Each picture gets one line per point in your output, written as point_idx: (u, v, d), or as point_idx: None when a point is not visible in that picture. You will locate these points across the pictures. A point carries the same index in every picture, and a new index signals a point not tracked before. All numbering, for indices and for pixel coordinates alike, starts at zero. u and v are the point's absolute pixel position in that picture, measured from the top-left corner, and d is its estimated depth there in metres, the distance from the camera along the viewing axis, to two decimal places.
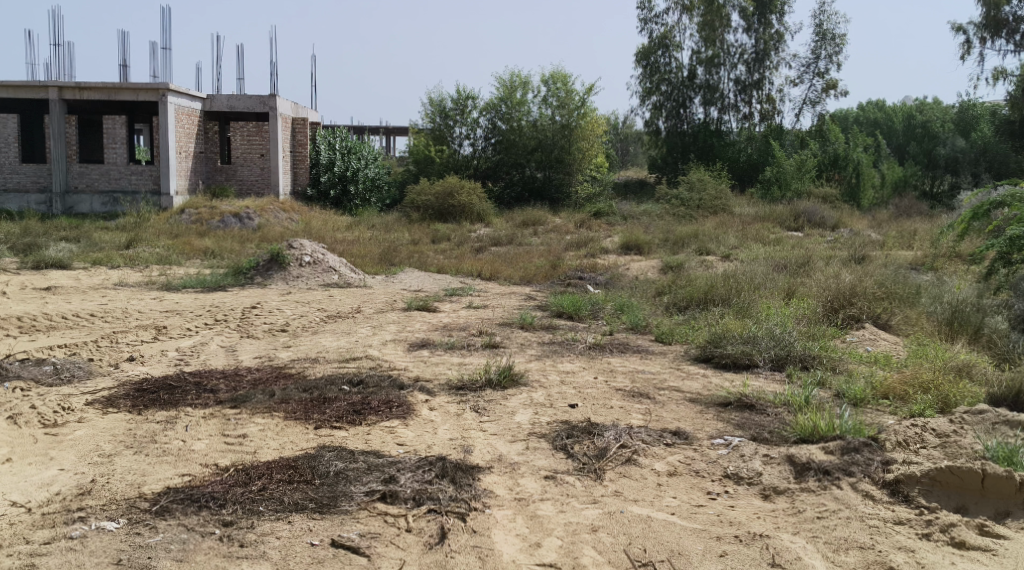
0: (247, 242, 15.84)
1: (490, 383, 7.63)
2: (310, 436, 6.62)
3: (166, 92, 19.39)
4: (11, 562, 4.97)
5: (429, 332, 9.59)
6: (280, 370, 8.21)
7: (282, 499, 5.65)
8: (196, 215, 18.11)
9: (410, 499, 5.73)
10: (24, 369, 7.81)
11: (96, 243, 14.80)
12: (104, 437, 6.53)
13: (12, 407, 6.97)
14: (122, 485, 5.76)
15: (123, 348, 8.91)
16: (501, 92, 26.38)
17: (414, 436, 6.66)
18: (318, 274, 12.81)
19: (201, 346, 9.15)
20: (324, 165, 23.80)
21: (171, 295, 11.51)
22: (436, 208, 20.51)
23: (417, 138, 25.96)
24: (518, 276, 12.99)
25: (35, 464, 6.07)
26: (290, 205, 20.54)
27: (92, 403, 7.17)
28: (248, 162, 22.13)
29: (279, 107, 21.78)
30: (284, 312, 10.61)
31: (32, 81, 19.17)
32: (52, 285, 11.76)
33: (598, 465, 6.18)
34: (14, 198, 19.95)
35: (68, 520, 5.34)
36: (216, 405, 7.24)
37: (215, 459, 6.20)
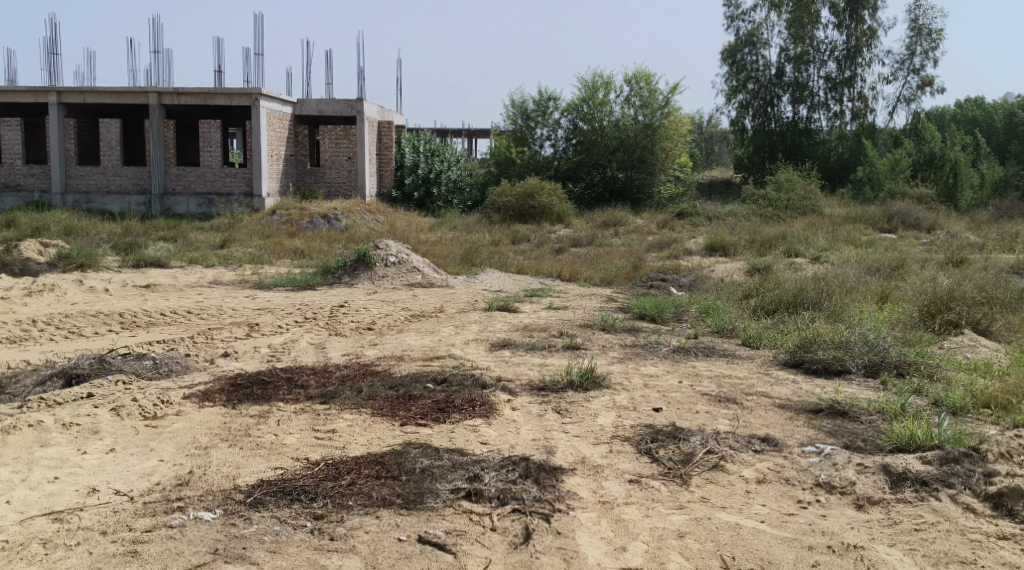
0: (334, 242, 16.15)
1: (572, 384, 7.62)
2: (396, 432, 6.70)
3: (258, 96, 19.85)
4: (115, 548, 5.14)
5: (511, 332, 9.62)
6: (367, 367, 8.35)
7: (370, 494, 5.74)
8: (286, 216, 18.53)
9: (494, 498, 5.77)
10: (125, 363, 8.08)
11: (192, 243, 15.26)
12: (201, 429, 6.73)
13: (115, 400, 7.22)
14: (218, 476, 5.93)
15: (218, 344, 9.16)
16: (583, 92, 26.32)
17: (497, 436, 6.69)
18: (402, 274, 12.97)
19: (291, 343, 9.35)
20: (408, 168, 24.19)
21: (262, 293, 11.79)
22: (517, 209, 20.54)
23: (498, 140, 26.33)
24: (599, 277, 12.96)
25: (137, 454, 6.29)
26: (376, 206, 20.84)
27: (190, 397, 7.39)
28: (336, 165, 22.51)
29: (366, 111, 21.98)
30: (370, 311, 10.78)
31: (133, 87, 19.85)
32: (151, 283, 12.16)
33: (684, 470, 6.12)
34: (116, 200, 20.72)
35: (167, 509, 5.52)
36: (306, 400, 7.40)
37: (306, 453, 6.33)
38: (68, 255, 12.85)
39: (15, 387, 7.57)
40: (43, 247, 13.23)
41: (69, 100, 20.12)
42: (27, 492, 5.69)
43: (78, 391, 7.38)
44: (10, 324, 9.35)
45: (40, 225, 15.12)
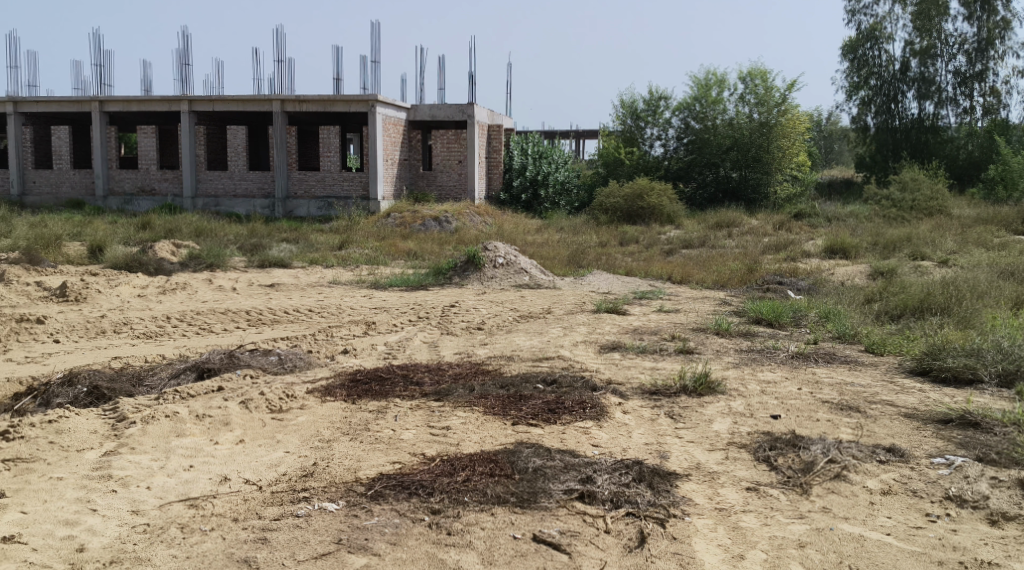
0: (445, 243, 16.41)
1: (686, 389, 7.51)
2: (509, 432, 6.75)
3: (375, 102, 20.29)
4: (246, 534, 5.32)
5: (622, 334, 9.56)
6: (478, 366, 8.43)
7: (486, 491, 5.80)
8: (400, 219, 18.86)
9: (608, 500, 5.75)
10: (252, 358, 8.38)
11: (312, 244, 15.71)
12: (323, 423, 6.94)
13: (243, 393, 7.50)
14: (340, 469, 6.09)
15: (337, 341, 9.41)
16: (696, 91, 26.10)
17: (609, 438, 6.66)
18: (510, 275, 13.04)
19: (405, 341, 9.51)
20: (517, 170, 24.28)
21: (378, 293, 12.02)
22: (625, 210, 20.42)
23: (607, 141, 26.18)
24: (712, 280, 12.77)
25: (265, 446, 6.52)
26: (486, 209, 21.05)
27: (313, 391, 7.63)
28: (447, 169, 22.80)
29: (477, 115, 22.14)
30: (480, 311, 10.89)
31: (258, 95, 20.56)
32: (274, 282, 12.57)
33: (805, 480, 5.97)
34: (242, 203, 21.53)
35: (294, 499, 5.70)
36: (421, 397, 7.52)
37: (422, 449, 6.43)
38: (198, 255, 13.40)
39: (152, 379, 7.92)
40: (176, 248, 13.83)
41: (199, 109, 20.98)
42: (165, 479, 5.95)
43: (210, 384, 7.68)
44: (146, 320, 9.79)
45: (173, 227, 15.80)
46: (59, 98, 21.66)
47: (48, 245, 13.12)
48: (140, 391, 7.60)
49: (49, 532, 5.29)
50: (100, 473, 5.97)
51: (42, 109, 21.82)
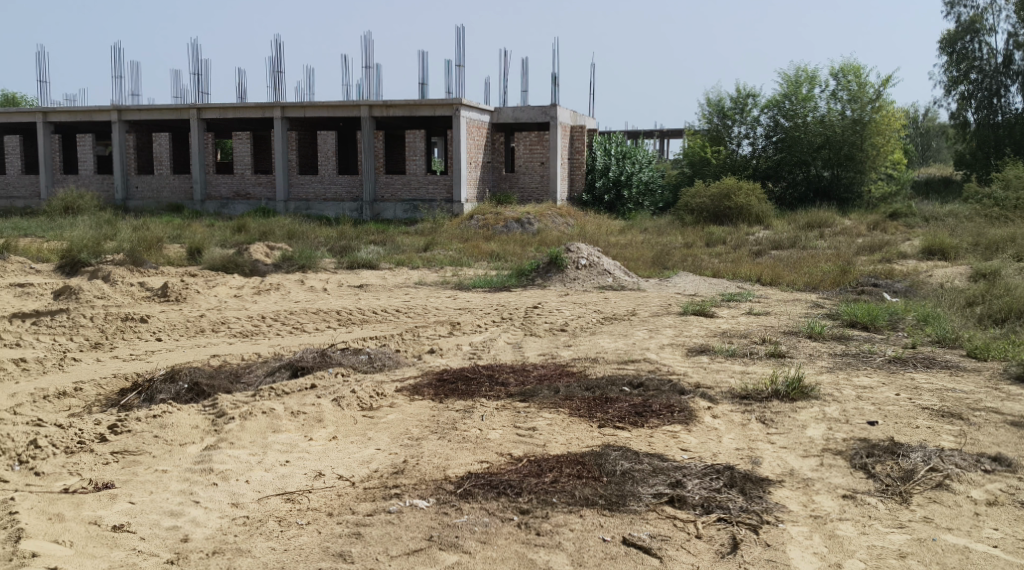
0: (527, 245, 16.39)
1: (778, 394, 7.36)
2: (596, 434, 6.71)
3: (459, 106, 20.41)
4: (341, 529, 5.39)
5: (710, 337, 9.42)
6: (563, 367, 8.40)
7: (574, 492, 5.76)
8: (483, 221, 18.94)
9: (699, 505, 5.67)
10: (343, 356, 8.52)
11: (398, 246, 15.90)
12: (413, 421, 7.00)
13: (335, 391, 7.63)
14: (430, 467, 6.14)
15: (423, 341, 9.50)
16: (785, 88, 25.60)
17: (699, 443, 6.56)
18: (593, 277, 12.98)
19: (490, 341, 9.54)
20: (599, 171, 24.22)
21: (462, 294, 12.10)
22: (712, 210, 20.15)
23: (693, 139, 25.98)
24: (803, 282, 12.49)
25: (357, 442, 6.61)
26: (569, 210, 21.02)
27: (401, 390, 7.72)
28: (529, 170, 22.75)
29: (560, 116, 22.12)
30: (564, 313, 10.84)
31: (346, 101, 20.91)
32: (363, 283, 12.76)
33: (904, 488, 5.79)
34: (331, 206, 21.93)
35: (386, 495, 5.76)
36: (507, 397, 7.53)
37: (509, 449, 6.44)
38: (291, 257, 13.68)
39: (248, 376, 8.10)
40: (269, 249, 14.15)
41: (291, 115, 21.46)
42: (262, 473, 6.08)
43: (303, 381, 7.84)
44: (242, 319, 10.03)
45: (267, 230, 16.18)
46: (160, 106, 22.40)
47: (149, 247, 13.56)
48: (237, 388, 7.78)
49: (155, 522, 5.42)
50: (202, 466, 6.12)
51: (144, 117, 22.58)
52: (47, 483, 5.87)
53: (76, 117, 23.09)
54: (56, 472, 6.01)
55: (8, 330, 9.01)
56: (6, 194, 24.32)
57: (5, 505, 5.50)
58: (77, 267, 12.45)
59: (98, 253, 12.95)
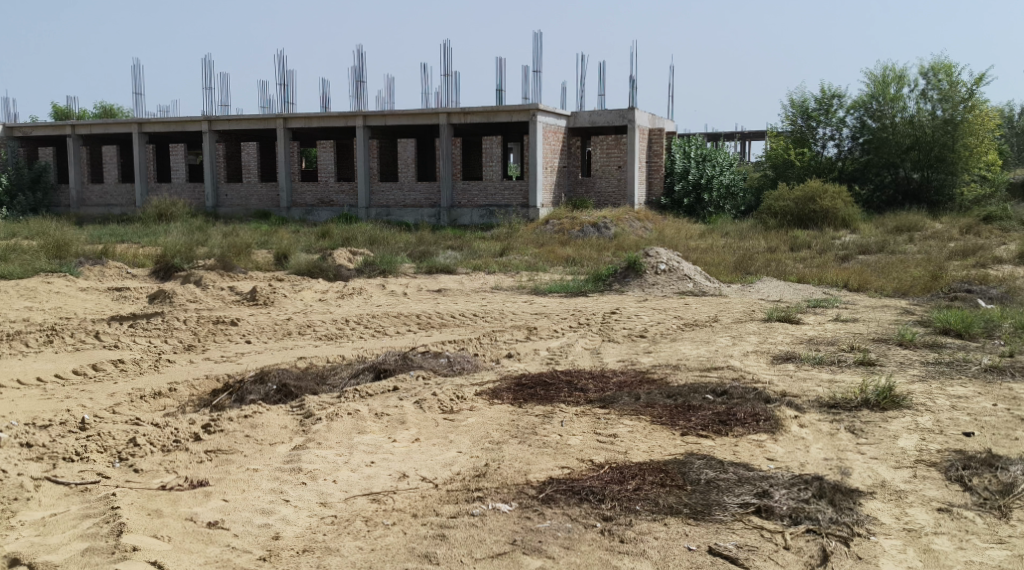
0: (604, 249, 16.29)
1: (868, 403, 7.19)
2: (678, 441, 6.63)
3: (536, 112, 20.46)
4: (426, 530, 5.43)
5: (795, 344, 9.24)
6: (643, 374, 8.33)
7: (657, 500, 5.71)
8: (559, 226, 18.92)
9: (786, 516, 5.56)
10: (424, 360, 8.60)
11: (475, 251, 15.99)
12: (493, 425, 7.03)
13: (416, 394, 7.71)
14: (511, 471, 6.15)
15: (501, 345, 9.52)
16: (873, 88, 25.04)
17: (785, 452, 6.45)
18: (673, 281, 12.85)
19: (568, 347, 9.52)
20: (679, 174, 23.77)
21: (540, 299, 12.12)
22: (796, 214, 19.78)
23: (775, 142, 25.53)
24: (892, 287, 12.18)
25: (438, 445, 6.66)
26: (647, 214, 20.86)
27: (481, 393, 7.76)
28: (606, 174, 22.58)
29: (637, 119, 21.97)
30: (643, 319, 10.76)
31: (425, 109, 21.15)
32: (441, 287, 12.85)
33: (1004, 502, 5.60)
34: (410, 212, 22.19)
35: (469, 498, 5.79)
36: (587, 403, 7.51)
37: (590, 455, 6.41)
38: (372, 262, 13.87)
39: (333, 377, 8.22)
40: (352, 254, 14.38)
41: (373, 123, 21.81)
42: (349, 473, 6.17)
43: (386, 384, 7.94)
44: (326, 323, 10.21)
45: (349, 236, 16.45)
46: (248, 116, 22.98)
47: (238, 253, 13.90)
48: (323, 389, 7.92)
49: (247, 520, 5.54)
50: (292, 465, 6.24)
51: (233, 126, 23.20)
52: (145, 480, 6.04)
53: (168, 127, 23.84)
54: (153, 470, 6.18)
55: (106, 332, 9.31)
56: (103, 202, 25.18)
57: (108, 499, 5.67)
58: (170, 271, 12.83)
59: (190, 258, 13.33)
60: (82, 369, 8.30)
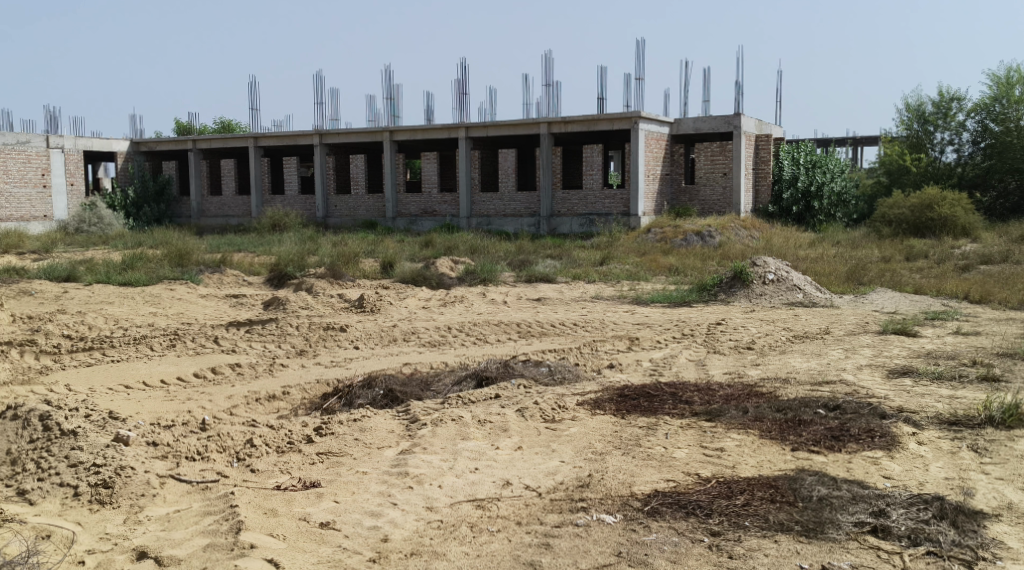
0: (709, 258, 16.06)
1: (992, 420, 6.89)
2: (789, 457, 6.47)
3: (638, 120, 20.34)
4: (530, 538, 5.43)
5: (912, 358, 8.92)
6: (751, 388, 8.15)
7: (767, 517, 5.58)
8: (661, 234, 18.74)
9: (904, 536, 5.36)
10: (525, 368, 8.62)
11: (575, 260, 15.95)
12: (595, 435, 6.99)
13: (518, 402, 7.73)
14: (615, 482, 6.10)
15: (603, 355, 9.47)
16: (995, 90, 24.06)
17: (903, 470, 6.22)
18: (782, 292, 12.58)
19: (671, 358, 9.40)
20: (787, 181, 23.11)
21: (642, 309, 12.02)
22: (912, 222, 19.13)
23: (890, 147, 24.88)
24: (1017, 299, 11.65)
25: (541, 453, 6.66)
26: (753, 223, 20.48)
27: (583, 403, 7.72)
28: (711, 182, 22.24)
29: (743, 125, 21.56)
30: (750, 330, 10.55)
31: (526, 119, 21.27)
32: (541, 296, 12.86)
33: None
34: (510, 222, 22.31)
35: (573, 508, 5.77)
36: (692, 416, 7.39)
37: (697, 469, 6.31)
38: (473, 271, 14.00)
39: (437, 384, 8.31)
40: (454, 263, 14.56)
41: (475, 134, 22.06)
42: (454, 479, 6.22)
43: (487, 391, 7.99)
44: (429, 330, 10.34)
45: (451, 246, 16.61)
46: (356, 129, 23.51)
47: (346, 262, 14.20)
48: (428, 395, 8.02)
49: (357, 521, 5.63)
50: (398, 469, 6.33)
51: (342, 139, 23.77)
52: (261, 480, 6.20)
53: (281, 141, 24.56)
54: (268, 470, 6.35)
55: (224, 338, 9.63)
56: (221, 213, 26.08)
57: (227, 497, 5.85)
58: (283, 279, 13.19)
59: (302, 267, 13.68)
60: (202, 372, 8.59)
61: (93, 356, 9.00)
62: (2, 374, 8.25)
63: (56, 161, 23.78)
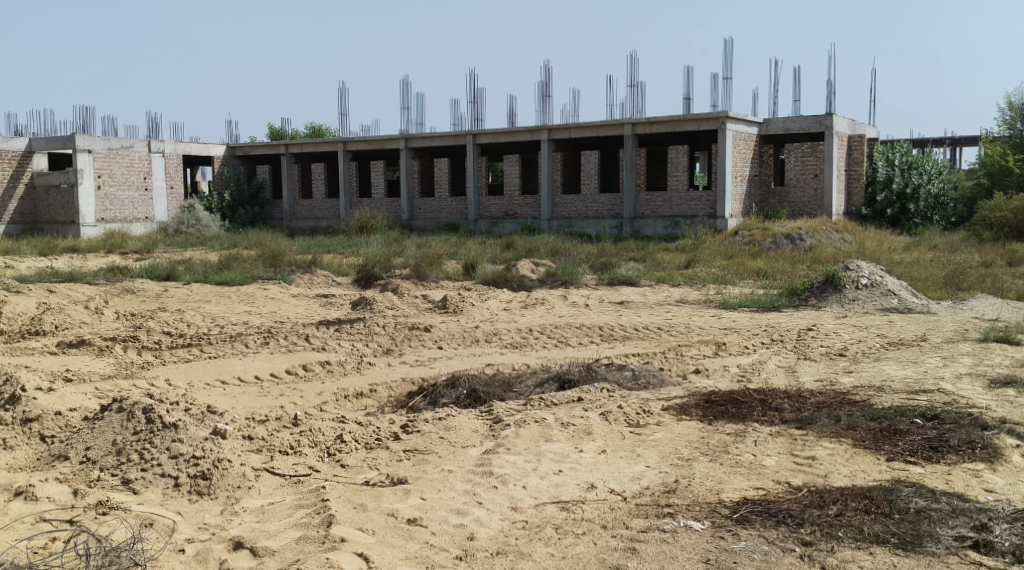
0: (799, 262, 15.73)
1: None
2: (883, 467, 6.29)
3: (725, 120, 20.06)
4: (616, 542, 5.39)
5: (1014, 368, 8.60)
6: (844, 395, 7.94)
7: (862, 528, 5.43)
8: (749, 237, 18.41)
9: (1008, 553, 5.17)
10: (608, 372, 8.56)
11: (659, 263, 15.81)
12: (681, 441, 6.91)
13: (602, 405, 7.69)
14: (703, 489, 6.02)
15: (689, 360, 9.36)
16: None
17: (1005, 484, 5.99)
18: (875, 298, 12.27)
19: (760, 364, 9.23)
20: (881, 183, 22.60)
21: (729, 313, 11.83)
22: (1014, 226, 18.41)
23: (991, 147, 24.20)
24: None
25: (626, 458, 6.61)
26: (846, 225, 19.98)
27: (668, 408, 7.64)
28: (801, 183, 21.78)
29: (835, 125, 21.05)
30: (842, 336, 10.30)
31: (610, 120, 21.16)
32: (624, 299, 12.78)
33: None
34: (593, 224, 22.23)
35: (659, 513, 5.70)
36: (782, 424, 7.24)
37: (787, 477, 6.18)
38: (555, 273, 14.01)
39: (520, 386, 8.32)
40: (536, 266, 14.61)
41: (559, 135, 22.04)
42: (539, 480, 6.21)
43: (571, 394, 7.97)
44: (512, 331, 10.37)
45: (533, 248, 16.63)
46: (441, 132, 23.73)
47: (431, 263, 14.33)
48: (510, 396, 8.05)
49: (444, 519, 5.67)
50: (483, 469, 6.35)
51: (427, 142, 24.03)
52: (351, 475, 6.30)
53: (369, 144, 24.96)
54: (357, 466, 6.44)
55: (315, 335, 9.82)
56: (312, 215, 26.63)
57: (318, 491, 5.96)
58: (370, 280, 13.40)
59: (388, 268, 13.87)
60: (294, 369, 8.78)
61: (191, 352, 9.28)
62: (107, 369, 8.57)
63: (157, 164, 24.57)
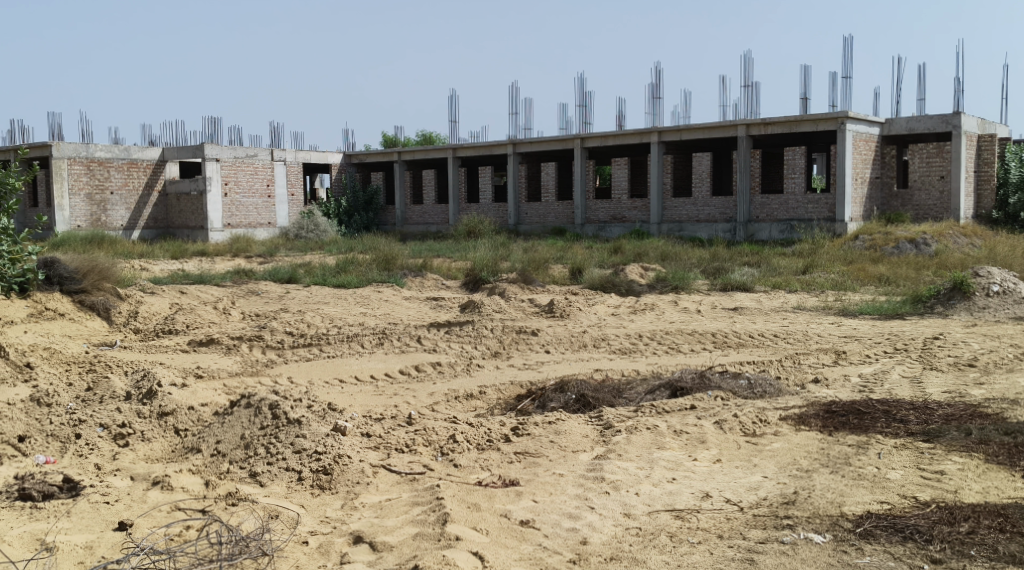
0: (923, 268, 15.18)
1: None
2: (1018, 485, 6.00)
3: (844, 120, 19.48)
4: (733, 553, 5.29)
5: None
6: (975, 408, 7.60)
7: (996, 547, 5.19)
8: (870, 241, 17.82)
9: None
10: (723, 379, 8.39)
11: (775, 268, 15.47)
12: (800, 452, 6.74)
13: (717, 414, 7.55)
14: (824, 501, 5.86)
15: (807, 369, 9.13)
16: None
17: None
18: (1008, 306, 11.71)
19: (882, 374, 8.93)
20: (1014, 184, 21.61)
21: (849, 321, 11.47)
22: None
23: None
24: None
25: (742, 468, 6.49)
26: (974, 229, 19.15)
27: (786, 418, 7.47)
28: (926, 185, 20.98)
29: (963, 124, 20.22)
30: (971, 346, 9.86)
31: (723, 121, 20.80)
32: (738, 306, 12.54)
33: None
34: (705, 228, 21.91)
35: (778, 525, 5.58)
36: (907, 436, 6.98)
37: (913, 492, 5.96)
38: (665, 279, 13.87)
39: (630, 392, 8.26)
40: (645, 270, 14.51)
41: (668, 138, 21.79)
42: (652, 487, 6.16)
43: (683, 402, 7.87)
44: (622, 337, 10.29)
45: (642, 252, 16.54)
46: (550, 136, 23.79)
47: (538, 267, 14.34)
48: (620, 402, 7.99)
49: (557, 522, 5.68)
50: (596, 474, 6.33)
51: (537, 147, 24.11)
52: (464, 475, 6.37)
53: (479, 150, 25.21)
54: (470, 466, 6.51)
55: (427, 337, 9.96)
56: (423, 220, 27.03)
57: (433, 489, 6.04)
58: (479, 283, 13.54)
59: (496, 271, 13.97)
60: (407, 369, 8.95)
61: (311, 351, 9.55)
62: (234, 366, 8.90)
63: (279, 171, 25.37)
